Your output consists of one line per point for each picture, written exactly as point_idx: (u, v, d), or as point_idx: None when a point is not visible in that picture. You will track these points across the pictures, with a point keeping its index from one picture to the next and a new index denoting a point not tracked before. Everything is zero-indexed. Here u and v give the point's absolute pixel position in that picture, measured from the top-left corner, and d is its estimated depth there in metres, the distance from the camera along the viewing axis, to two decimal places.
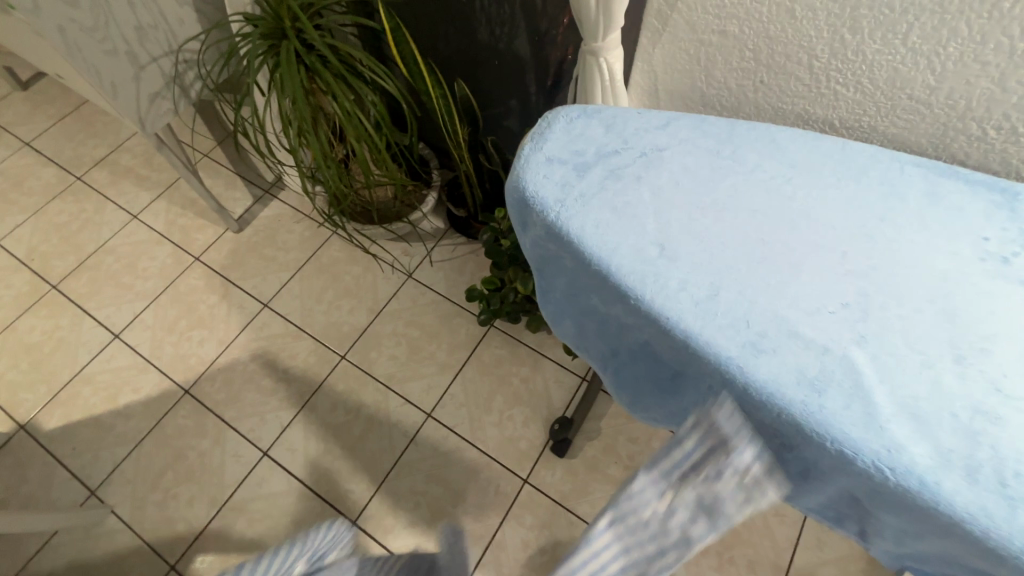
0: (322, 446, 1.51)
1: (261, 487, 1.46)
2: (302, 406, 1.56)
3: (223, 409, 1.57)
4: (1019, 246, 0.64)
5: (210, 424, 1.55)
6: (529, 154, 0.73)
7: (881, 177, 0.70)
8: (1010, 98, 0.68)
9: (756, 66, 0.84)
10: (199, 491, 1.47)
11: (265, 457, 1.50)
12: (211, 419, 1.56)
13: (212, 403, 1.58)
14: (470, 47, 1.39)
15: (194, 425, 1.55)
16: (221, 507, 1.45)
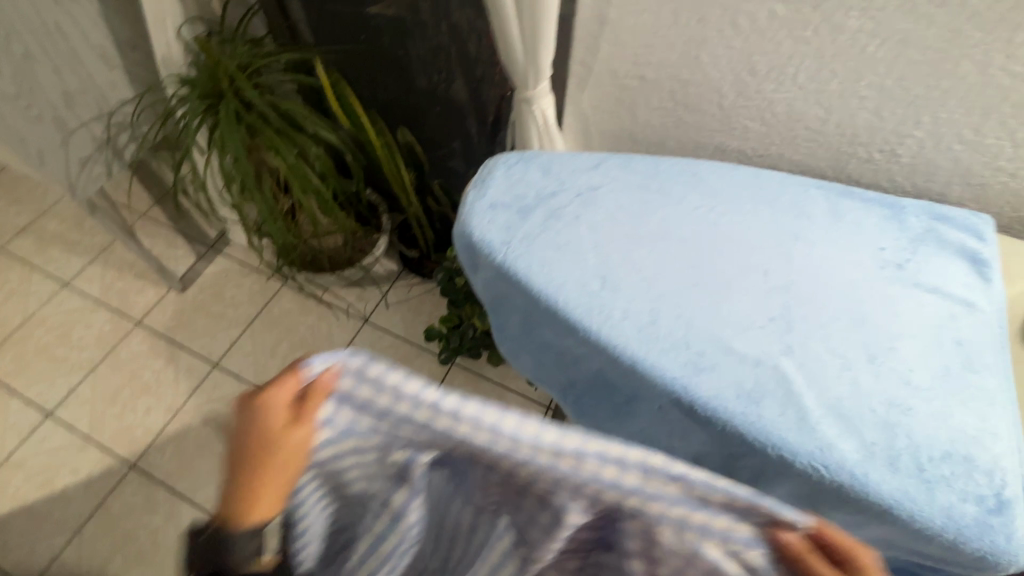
0: None
1: None
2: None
3: (176, 480, 1.49)
4: (910, 253, 0.73)
5: (162, 498, 1.46)
6: (473, 200, 0.77)
7: (790, 199, 0.78)
8: (886, 125, 0.78)
9: (673, 106, 0.93)
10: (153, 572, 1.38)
11: None
12: (162, 493, 1.47)
13: (162, 476, 1.49)
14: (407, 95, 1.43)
15: (143, 501, 1.46)
16: None
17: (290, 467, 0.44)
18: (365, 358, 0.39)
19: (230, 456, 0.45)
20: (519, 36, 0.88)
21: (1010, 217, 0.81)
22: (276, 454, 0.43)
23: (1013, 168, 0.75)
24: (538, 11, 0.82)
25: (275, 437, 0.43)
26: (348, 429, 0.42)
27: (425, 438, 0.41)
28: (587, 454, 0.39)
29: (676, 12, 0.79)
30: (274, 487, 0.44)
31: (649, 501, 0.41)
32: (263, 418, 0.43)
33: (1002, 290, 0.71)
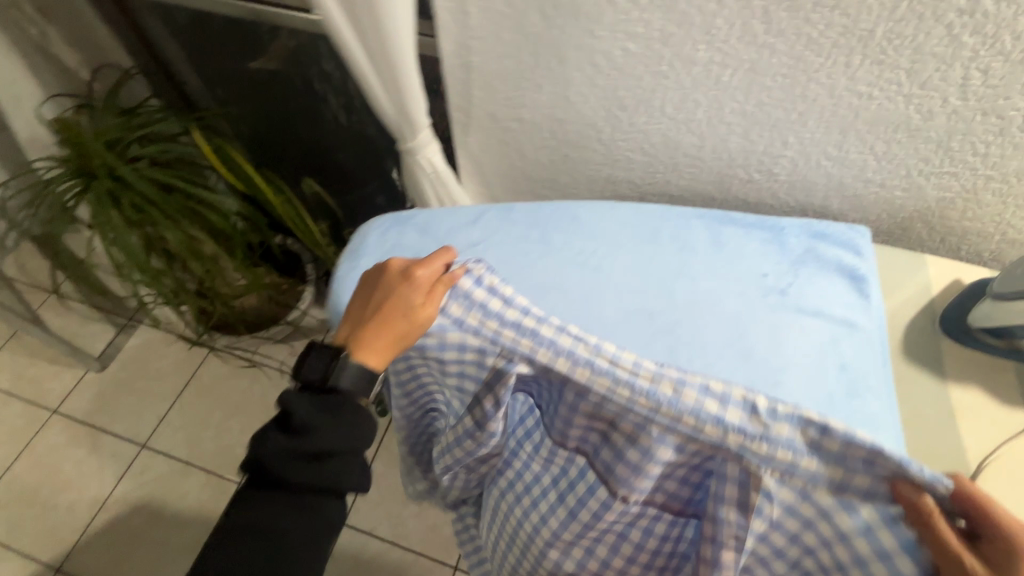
0: None
1: None
2: (199, 551, 1.43)
3: None
4: (791, 277, 0.73)
5: None
6: (344, 272, 0.74)
7: (672, 234, 0.77)
8: (757, 148, 0.78)
9: (557, 143, 0.91)
10: None
11: None
12: None
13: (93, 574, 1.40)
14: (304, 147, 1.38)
15: None
16: None
17: (397, 324, 0.59)
18: (483, 266, 0.53)
19: (358, 311, 0.63)
20: (382, 90, 0.84)
21: (890, 223, 0.81)
22: (399, 309, 0.59)
23: (881, 179, 0.75)
24: (396, 68, 0.79)
25: (406, 297, 0.59)
26: (443, 318, 0.52)
27: (563, 373, 0.47)
28: (686, 385, 0.45)
29: (536, 55, 0.77)
30: (381, 341, 0.60)
31: (752, 444, 0.44)
32: (400, 283, 0.60)
33: (881, 305, 0.71)
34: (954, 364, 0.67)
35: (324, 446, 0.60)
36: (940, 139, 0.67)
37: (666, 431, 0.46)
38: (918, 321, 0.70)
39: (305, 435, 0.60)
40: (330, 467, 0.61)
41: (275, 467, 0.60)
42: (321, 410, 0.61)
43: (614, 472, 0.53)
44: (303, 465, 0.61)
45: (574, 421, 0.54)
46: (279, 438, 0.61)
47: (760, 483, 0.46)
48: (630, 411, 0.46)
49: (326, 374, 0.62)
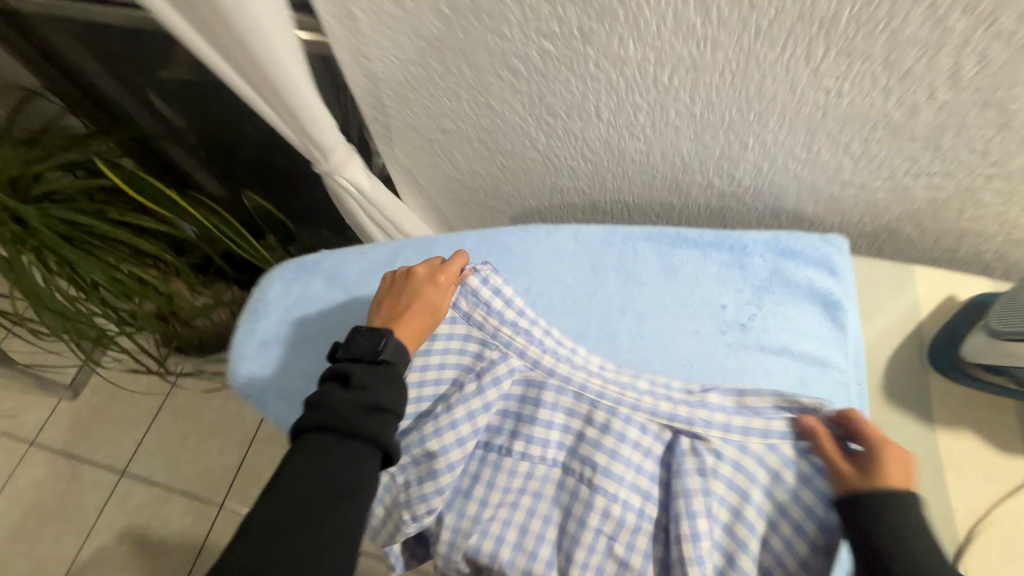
0: None
1: None
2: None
3: None
4: (753, 307, 0.63)
5: None
6: (244, 338, 0.66)
7: (615, 263, 0.67)
8: (713, 152, 0.66)
9: (490, 153, 0.80)
10: None
11: None
12: None
13: None
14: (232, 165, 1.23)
15: None
16: None
17: (426, 319, 0.61)
18: (492, 267, 0.63)
19: (381, 305, 0.62)
20: (280, 112, 0.73)
21: (875, 225, 0.70)
22: (428, 306, 0.61)
23: (861, 181, 0.63)
24: (284, 88, 0.67)
25: (434, 294, 0.61)
26: (454, 311, 0.63)
27: (548, 365, 0.60)
28: (640, 376, 0.60)
29: (443, 59, 0.65)
30: (414, 332, 0.60)
31: (698, 411, 0.57)
32: (422, 282, 0.62)
33: (860, 334, 0.61)
34: (942, 405, 0.58)
35: (381, 402, 0.52)
36: (929, 137, 0.55)
37: (633, 409, 0.58)
38: (903, 353, 0.61)
39: (361, 390, 0.52)
40: (384, 422, 0.51)
41: (328, 420, 0.50)
42: (373, 373, 0.54)
43: (585, 474, 0.56)
44: (353, 419, 0.50)
45: (552, 426, 0.58)
46: (334, 392, 0.52)
47: (704, 446, 0.55)
48: (602, 394, 0.58)
49: (379, 343, 0.56)
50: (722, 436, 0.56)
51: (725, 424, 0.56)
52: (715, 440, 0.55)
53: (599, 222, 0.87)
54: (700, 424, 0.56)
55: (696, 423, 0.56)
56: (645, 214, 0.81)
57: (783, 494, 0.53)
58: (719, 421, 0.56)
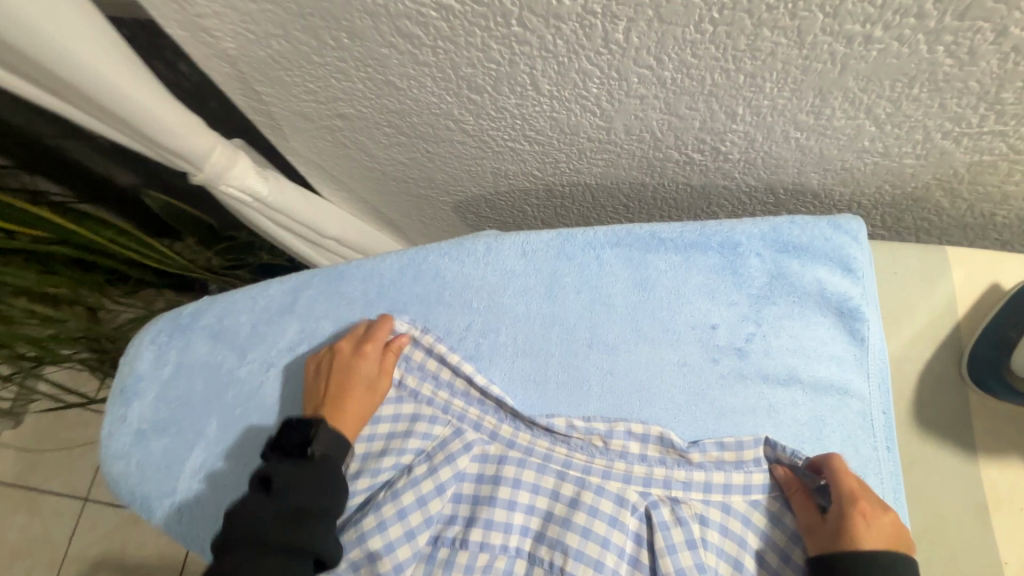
0: None
1: None
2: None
3: None
4: (751, 325, 0.50)
5: None
6: (111, 431, 0.51)
7: (577, 282, 0.52)
8: (692, 124, 0.50)
9: (409, 139, 0.62)
10: None
11: None
12: None
13: None
14: (117, 161, 1.02)
15: None
16: None
17: (365, 401, 0.49)
18: (432, 336, 0.51)
19: (308, 390, 0.50)
20: (103, 116, 0.54)
21: (896, 193, 0.56)
22: (364, 382, 0.49)
23: (884, 147, 0.48)
24: (92, 86, 0.48)
25: (366, 367, 0.49)
26: (399, 391, 0.51)
27: (507, 440, 0.49)
28: (612, 437, 0.48)
29: (311, 28, 0.47)
30: (353, 421, 0.48)
31: (675, 473, 0.47)
32: (350, 355, 0.49)
33: (884, 347, 0.49)
34: (984, 427, 0.47)
35: (307, 507, 0.43)
36: (984, 90, 0.40)
37: (604, 478, 0.47)
38: (936, 365, 0.49)
39: (282, 494, 0.43)
40: (313, 526, 0.42)
41: (246, 534, 0.42)
42: (297, 473, 0.44)
43: (555, 566, 0.44)
44: (274, 532, 0.42)
45: (514, 507, 0.46)
46: (250, 503, 0.43)
47: (686, 512, 0.45)
48: (566, 469, 0.48)
49: (306, 432, 0.46)
50: (702, 498, 0.46)
51: (710, 480, 0.46)
52: (698, 502, 0.46)
53: (556, 206, 0.71)
54: (678, 480, 0.47)
55: (679, 482, 0.46)
56: (612, 195, 0.66)
57: (773, 557, 0.44)
58: (702, 477, 0.46)
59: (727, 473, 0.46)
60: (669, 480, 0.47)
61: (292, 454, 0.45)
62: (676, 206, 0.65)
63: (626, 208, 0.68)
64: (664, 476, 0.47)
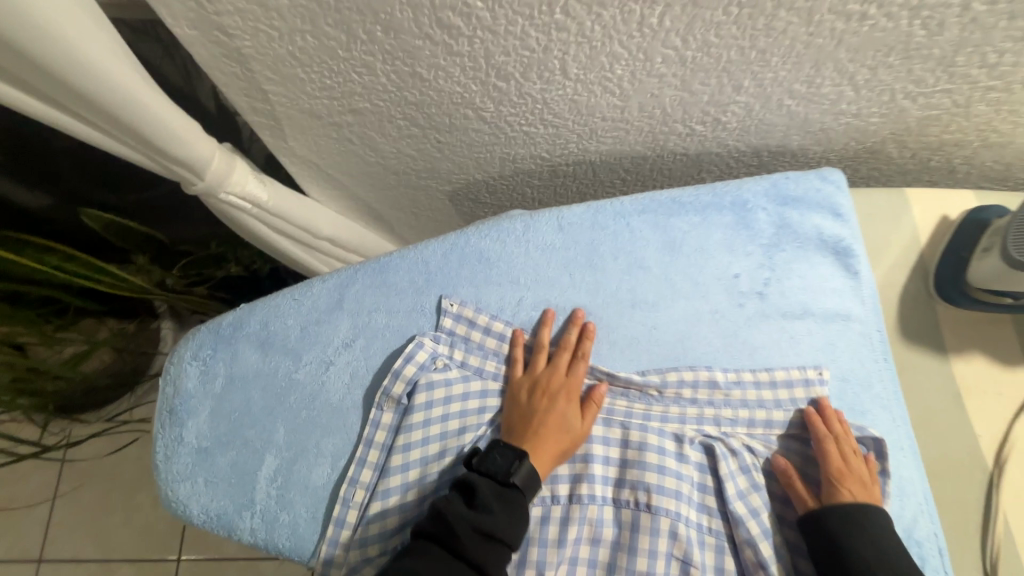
0: None
1: None
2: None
3: None
4: (767, 271, 0.57)
5: None
6: (169, 455, 0.49)
7: (613, 248, 0.56)
8: (701, 99, 0.55)
9: (422, 131, 0.62)
10: None
11: None
12: None
13: None
14: None
15: None
16: None
17: (565, 439, 0.50)
18: (488, 316, 0.53)
19: (507, 418, 0.50)
20: (81, 104, 0.48)
21: (858, 148, 0.65)
22: (564, 423, 0.50)
23: (857, 108, 0.57)
24: (84, 75, 0.44)
25: (569, 409, 0.51)
26: (464, 369, 0.52)
27: None
28: (668, 385, 0.53)
29: (344, 22, 0.46)
30: (551, 456, 0.49)
31: (723, 411, 0.52)
32: (554, 391, 0.51)
33: (871, 277, 0.58)
34: (953, 332, 0.57)
35: (502, 533, 0.44)
36: (943, 56, 0.49)
37: (663, 422, 0.52)
38: (911, 287, 0.59)
39: (484, 514, 0.44)
40: (497, 558, 0.43)
41: (443, 533, 0.44)
42: (499, 498, 0.45)
43: (641, 503, 0.48)
44: (467, 548, 0.43)
45: (592, 459, 0.50)
46: (455, 503, 0.45)
47: (737, 443, 0.51)
48: (629, 417, 0.52)
49: (510, 461, 0.47)
50: (747, 430, 0.52)
51: (754, 415, 0.52)
52: (746, 436, 0.52)
53: (559, 186, 0.74)
54: (728, 416, 0.52)
55: (730, 415, 0.52)
56: (613, 170, 0.70)
57: (814, 469, 0.50)
58: (746, 413, 0.52)
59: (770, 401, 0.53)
60: (720, 415, 0.52)
61: (497, 475, 0.46)
62: (670, 175, 0.71)
63: (624, 181, 0.73)
64: (714, 412, 0.52)
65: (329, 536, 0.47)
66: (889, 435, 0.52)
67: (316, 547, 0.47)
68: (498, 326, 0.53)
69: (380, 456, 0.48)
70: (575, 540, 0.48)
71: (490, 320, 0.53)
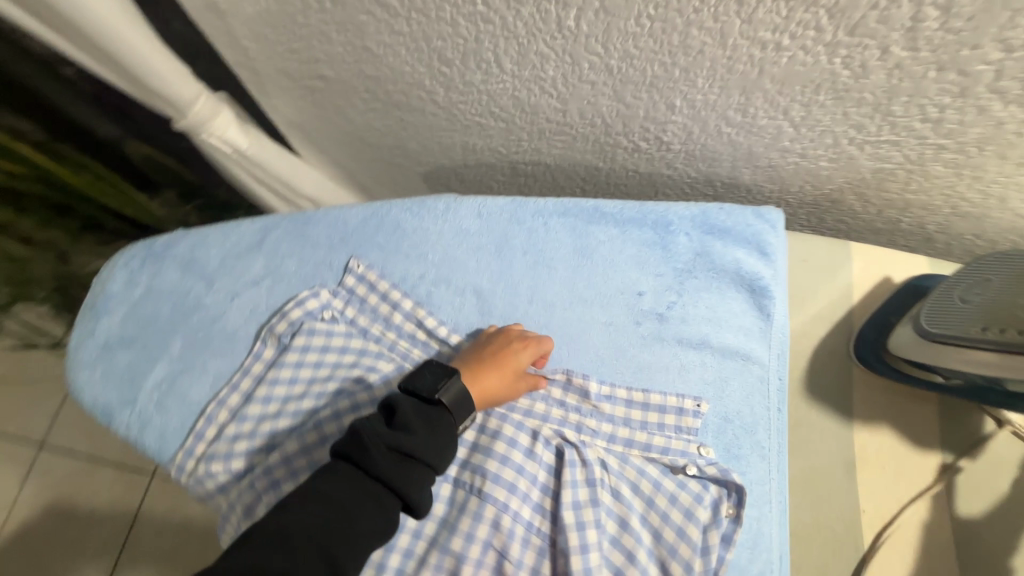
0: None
1: None
2: (119, 557, 1.12)
3: None
4: (673, 294, 0.56)
5: None
6: (79, 343, 0.55)
7: (526, 245, 0.57)
8: (637, 113, 0.56)
9: (385, 106, 0.66)
10: None
11: None
12: None
13: None
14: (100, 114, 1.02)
15: None
16: None
17: (507, 378, 0.51)
18: (387, 283, 0.56)
19: (456, 359, 0.53)
20: (76, 34, 0.55)
21: (815, 194, 0.62)
22: (513, 366, 0.51)
23: (802, 148, 0.55)
24: (71, 10, 0.51)
25: (522, 357, 0.51)
26: (351, 327, 0.55)
27: None
28: None
29: None
30: (489, 385, 0.50)
31: (587, 420, 0.52)
32: (514, 338, 0.52)
33: (785, 324, 0.55)
34: (863, 398, 0.54)
35: (420, 453, 0.44)
36: (877, 102, 0.46)
37: (524, 417, 0.52)
38: (830, 344, 0.57)
39: (402, 433, 0.45)
40: (413, 477, 0.43)
41: (358, 454, 0.44)
42: (423, 418, 0.46)
43: (475, 487, 0.49)
44: (382, 465, 0.43)
45: None
46: (374, 423, 0.45)
47: (591, 454, 0.50)
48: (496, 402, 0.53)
49: (438, 380, 0.48)
50: (605, 444, 0.51)
51: (616, 432, 0.52)
52: (603, 450, 0.51)
53: (520, 185, 0.76)
54: (592, 423, 0.52)
55: (592, 426, 0.52)
56: (571, 177, 0.71)
57: (662, 500, 0.48)
58: (609, 427, 0.52)
59: (637, 419, 0.52)
60: (584, 423, 0.52)
61: (422, 394, 0.48)
62: (626, 192, 0.71)
63: (584, 190, 0.73)
64: (577, 420, 0.52)
65: (187, 445, 0.51)
66: (756, 486, 0.50)
67: (175, 454, 0.51)
68: (395, 295, 0.56)
69: (251, 385, 0.52)
70: None
71: (389, 288, 0.56)
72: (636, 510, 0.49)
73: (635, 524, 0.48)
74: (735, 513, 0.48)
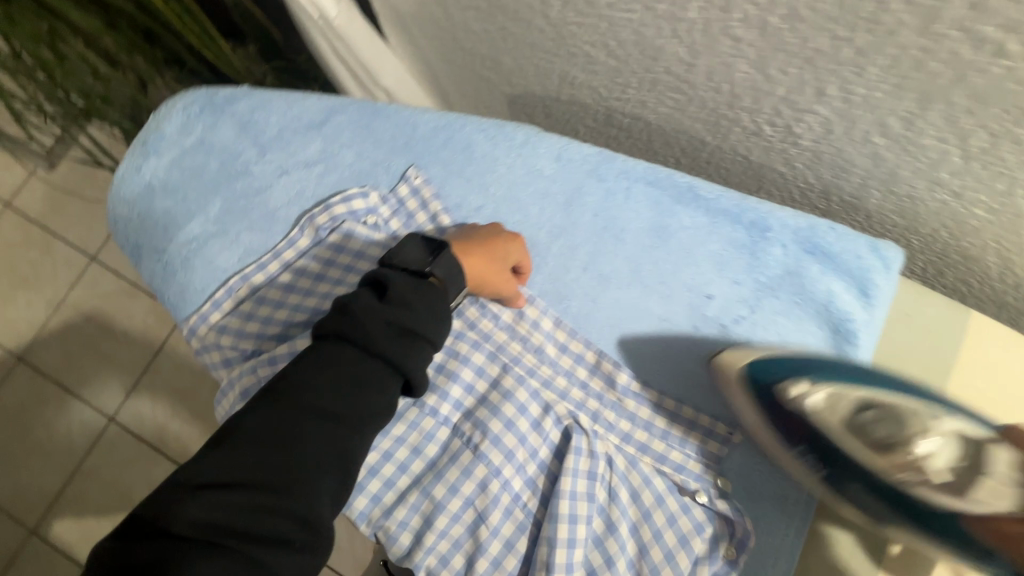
0: (170, 411, 1.17)
1: (104, 466, 1.15)
2: (142, 377, 1.19)
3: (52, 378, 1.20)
4: (744, 308, 0.49)
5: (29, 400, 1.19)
6: (125, 176, 0.53)
7: (598, 206, 0.51)
8: (776, 90, 0.46)
9: (489, 7, 0.59)
10: (12, 487, 1.15)
11: (112, 425, 1.17)
12: (32, 392, 1.19)
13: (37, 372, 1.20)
14: None
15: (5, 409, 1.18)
16: (62, 494, 1.14)
17: (491, 261, 0.47)
18: (439, 205, 0.52)
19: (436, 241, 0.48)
20: None
21: (948, 244, 0.52)
22: (501, 253, 0.47)
23: (959, 186, 0.45)
24: None
25: (511, 249, 0.48)
26: (390, 239, 0.51)
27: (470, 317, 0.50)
28: (566, 352, 0.50)
29: None
30: (476, 261, 0.46)
31: (606, 411, 0.48)
32: (505, 231, 0.49)
33: None
34: None
35: (418, 326, 0.39)
36: None
37: (541, 386, 0.48)
38: None
39: (399, 307, 0.39)
40: (413, 350, 0.39)
41: (350, 329, 0.38)
42: (417, 291, 0.41)
43: (472, 441, 0.46)
44: (379, 340, 0.38)
45: (456, 379, 0.48)
46: (363, 298, 0.40)
47: (599, 447, 0.47)
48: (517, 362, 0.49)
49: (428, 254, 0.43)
50: (618, 442, 0.48)
51: (633, 433, 0.48)
52: (613, 448, 0.47)
53: (611, 136, 0.67)
54: (609, 414, 0.48)
55: (610, 419, 0.48)
56: (669, 144, 0.62)
57: (659, 517, 0.45)
58: (627, 425, 0.48)
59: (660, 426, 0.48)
60: (601, 413, 0.48)
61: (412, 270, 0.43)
62: (726, 177, 0.62)
63: (677, 163, 0.65)
64: (593, 408, 0.49)
65: (202, 310, 0.50)
66: (765, 537, 0.45)
67: (191, 315, 0.51)
68: (444, 219, 0.51)
69: (278, 269, 0.50)
70: (397, 439, 0.47)
71: (440, 211, 0.52)
72: (629, 519, 0.45)
73: (623, 533, 0.45)
74: (733, 557, 0.44)
